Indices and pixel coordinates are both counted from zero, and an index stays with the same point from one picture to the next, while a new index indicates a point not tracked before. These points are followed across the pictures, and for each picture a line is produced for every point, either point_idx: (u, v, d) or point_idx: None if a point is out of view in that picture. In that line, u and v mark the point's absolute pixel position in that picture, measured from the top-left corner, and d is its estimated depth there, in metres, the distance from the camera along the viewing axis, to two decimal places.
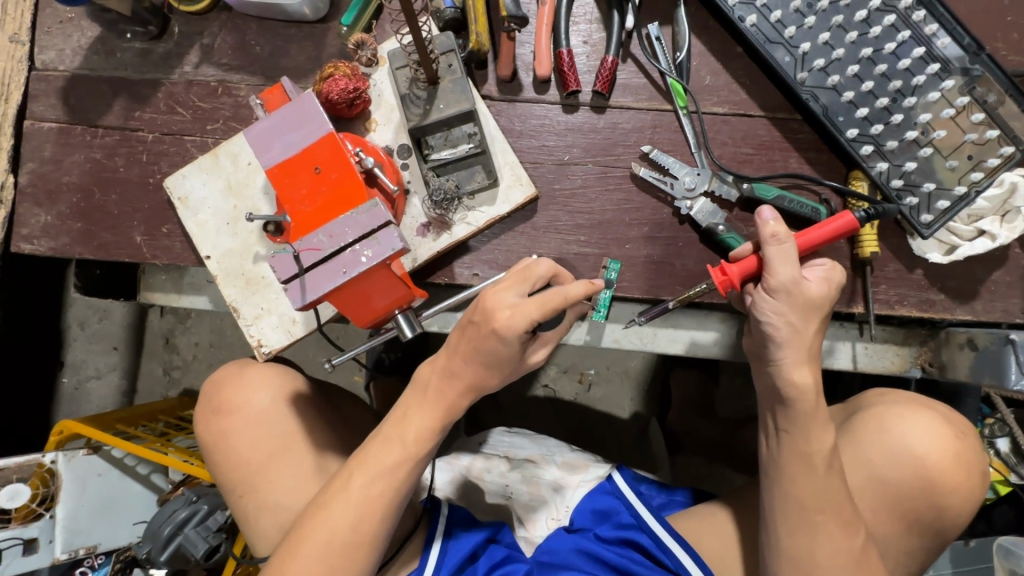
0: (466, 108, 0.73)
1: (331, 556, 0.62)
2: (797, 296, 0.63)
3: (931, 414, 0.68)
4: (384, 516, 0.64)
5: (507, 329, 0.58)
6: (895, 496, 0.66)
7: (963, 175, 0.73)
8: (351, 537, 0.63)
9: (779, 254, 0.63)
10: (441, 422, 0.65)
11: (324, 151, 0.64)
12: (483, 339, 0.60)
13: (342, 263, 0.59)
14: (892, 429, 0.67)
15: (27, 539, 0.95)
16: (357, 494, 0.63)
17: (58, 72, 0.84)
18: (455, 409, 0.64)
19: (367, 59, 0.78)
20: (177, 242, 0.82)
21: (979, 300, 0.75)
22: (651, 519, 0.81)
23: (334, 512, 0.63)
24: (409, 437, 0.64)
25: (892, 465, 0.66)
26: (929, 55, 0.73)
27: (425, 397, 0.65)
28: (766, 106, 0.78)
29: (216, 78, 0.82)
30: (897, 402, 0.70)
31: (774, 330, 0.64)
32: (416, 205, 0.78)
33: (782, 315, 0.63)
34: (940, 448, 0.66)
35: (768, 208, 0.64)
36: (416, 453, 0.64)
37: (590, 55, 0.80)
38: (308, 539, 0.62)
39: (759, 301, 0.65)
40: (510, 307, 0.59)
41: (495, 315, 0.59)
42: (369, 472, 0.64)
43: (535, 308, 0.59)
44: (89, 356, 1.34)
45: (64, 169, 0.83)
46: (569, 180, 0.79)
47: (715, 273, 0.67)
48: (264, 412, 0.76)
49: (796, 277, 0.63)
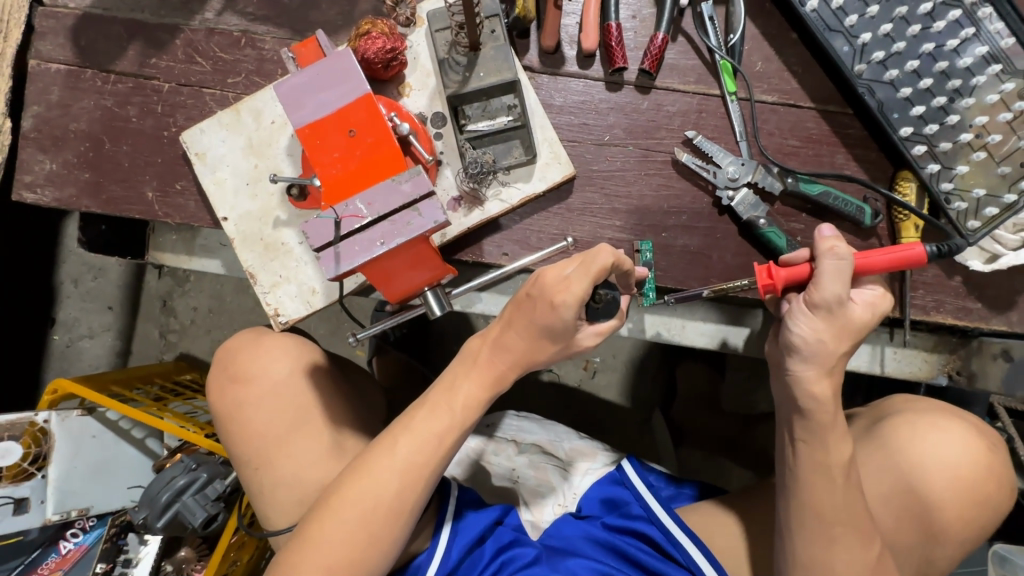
0: (508, 78, 0.69)
1: (373, 519, 0.61)
2: (837, 316, 0.61)
3: (948, 419, 0.67)
4: (427, 484, 0.62)
5: (567, 303, 0.58)
6: (918, 503, 0.64)
7: (1013, 182, 0.71)
8: (395, 503, 0.61)
9: (832, 269, 0.60)
10: (490, 391, 0.64)
11: (361, 113, 0.61)
12: (540, 312, 0.59)
13: (380, 233, 0.56)
14: (912, 435, 0.66)
15: (18, 498, 0.92)
16: (402, 456, 0.62)
17: (68, 10, 0.78)
18: (505, 380, 0.64)
19: (404, 19, 0.73)
20: (192, 201, 0.77)
21: (1016, 310, 0.74)
22: (662, 513, 0.79)
23: (379, 477, 0.61)
24: (458, 404, 0.63)
25: (916, 471, 0.65)
26: (992, 54, 0.70)
27: (475, 365, 0.64)
28: (817, 98, 0.75)
29: (240, 28, 0.77)
30: (913, 409, 0.69)
31: (801, 342, 0.61)
32: (448, 177, 0.74)
33: (817, 331, 0.61)
34: (960, 454, 0.65)
35: (826, 226, 0.62)
36: (464, 420, 0.63)
37: (638, 31, 0.76)
38: (353, 500, 0.61)
39: (795, 311, 0.62)
40: (565, 280, 0.58)
41: (553, 290, 0.58)
42: (416, 436, 0.62)
43: (583, 276, 0.58)
44: (86, 313, 1.30)
45: (72, 115, 0.78)
46: (608, 162, 0.76)
47: (760, 273, 0.65)
48: (280, 384, 0.72)
49: (841, 297, 0.60)
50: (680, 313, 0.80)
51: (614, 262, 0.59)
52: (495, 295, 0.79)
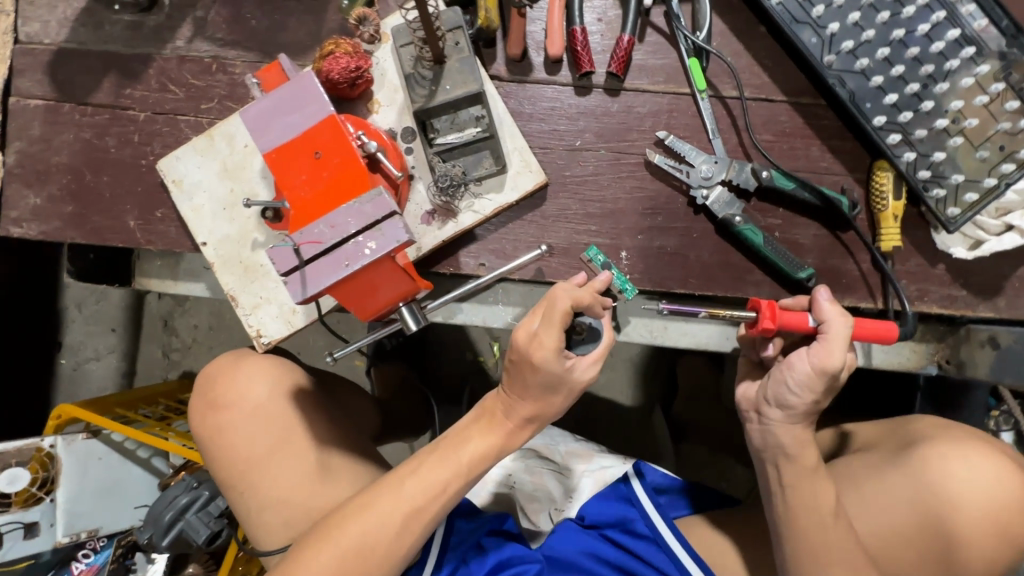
0: (474, 90, 0.69)
1: (365, 555, 0.61)
2: (830, 384, 0.62)
3: (981, 447, 0.64)
4: (427, 528, 0.63)
5: (545, 358, 0.61)
6: (941, 531, 0.61)
7: (993, 166, 0.69)
8: (393, 543, 0.61)
9: (831, 342, 0.61)
10: (496, 448, 0.66)
11: (325, 134, 0.61)
12: (523, 368, 0.63)
13: (344, 255, 0.56)
14: (944, 464, 0.63)
15: (28, 523, 0.96)
16: (407, 497, 0.62)
17: (43, 45, 0.80)
18: (513, 439, 0.66)
19: (369, 36, 0.74)
20: (173, 227, 0.79)
21: (1002, 296, 0.72)
22: (668, 533, 0.79)
23: (380, 514, 0.62)
24: (466, 456, 0.64)
25: (945, 501, 0.62)
26: (964, 37, 0.69)
27: (487, 423, 0.66)
28: (789, 90, 0.74)
29: (210, 54, 0.78)
30: (952, 437, 0.66)
31: (794, 403, 0.63)
32: (420, 192, 0.74)
33: (810, 395, 0.62)
34: (992, 485, 0.62)
35: (824, 290, 0.64)
36: (471, 474, 0.64)
37: (604, 34, 0.75)
38: (348, 533, 0.61)
39: (795, 371, 0.63)
40: (534, 334, 0.61)
41: (531, 349, 0.61)
42: (424, 480, 0.63)
43: (554, 330, 0.61)
44: (89, 337, 1.33)
45: (53, 149, 0.79)
46: (581, 167, 0.76)
47: (765, 312, 0.63)
48: (289, 421, 0.73)
49: (840, 368, 0.61)
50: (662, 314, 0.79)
51: (574, 305, 0.61)
52: (476, 306, 0.79)
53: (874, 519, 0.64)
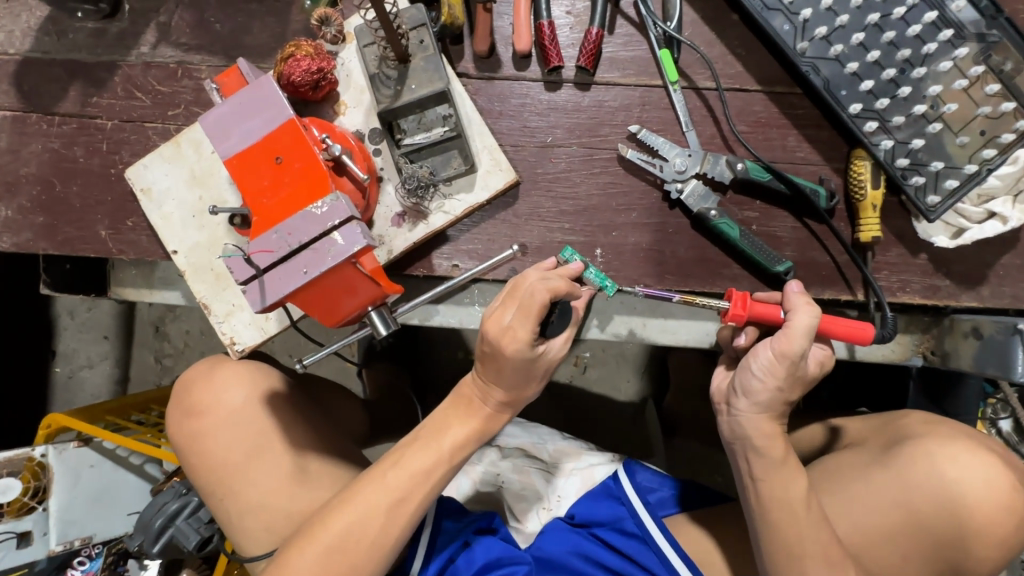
0: (439, 88, 0.68)
1: (350, 550, 0.60)
2: (795, 370, 0.61)
3: (972, 447, 0.63)
4: (411, 517, 0.62)
5: (518, 349, 0.60)
6: (921, 528, 0.61)
7: (974, 152, 0.67)
8: (379, 536, 0.61)
9: (798, 327, 0.60)
10: (477, 433, 0.65)
11: (285, 139, 0.60)
12: (493, 359, 0.62)
13: (304, 261, 0.56)
14: (933, 464, 0.62)
15: (21, 532, 0.96)
16: (387, 488, 0.62)
17: (9, 55, 0.79)
18: (492, 422, 0.66)
19: (332, 36, 0.72)
20: (144, 236, 0.78)
21: (987, 285, 0.71)
22: (659, 535, 0.78)
23: (362, 507, 0.61)
24: (447, 444, 0.64)
25: (927, 499, 0.62)
26: (942, 19, 0.67)
27: (463, 407, 0.66)
28: (763, 80, 0.72)
29: (175, 59, 0.77)
30: (942, 435, 0.65)
31: (755, 387, 0.62)
32: (390, 194, 0.73)
33: (772, 380, 0.61)
34: (979, 486, 0.61)
35: (795, 282, 0.64)
36: (453, 460, 0.64)
37: (573, 27, 0.74)
38: (330, 528, 0.60)
39: (760, 355, 0.62)
40: (507, 328, 0.60)
41: (501, 341, 0.60)
42: (404, 470, 0.62)
43: (525, 321, 0.60)
44: (79, 346, 1.33)
45: (22, 160, 0.79)
46: (553, 163, 0.74)
47: (736, 301, 0.64)
48: (264, 419, 0.73)
49: (803, 353, 0.60)
50: (641, 311, 0.78)
51: (550, 297, 0.60)
52: (453, 307, 0.78)
53: (862, 519, 0.63)
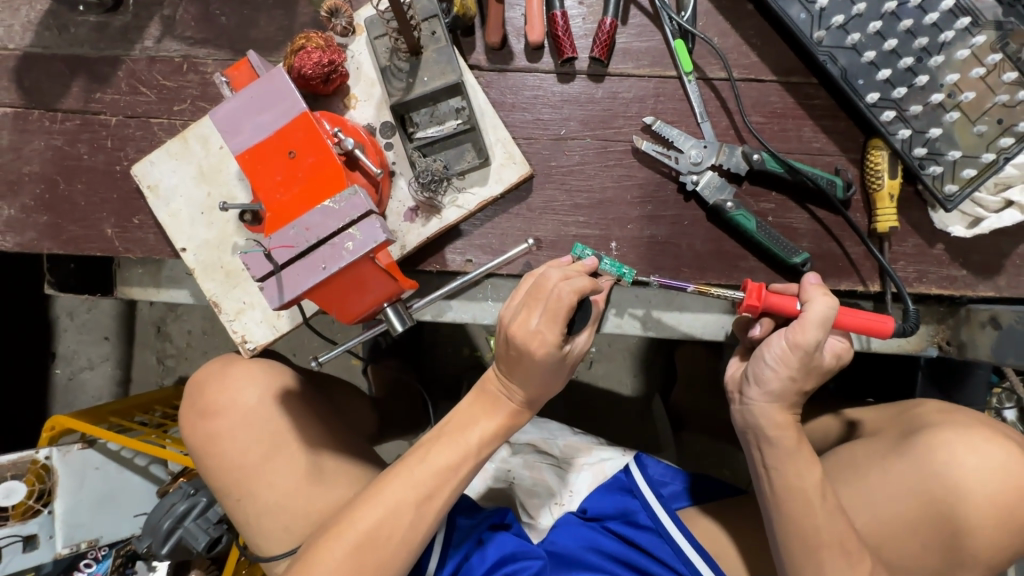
0: (452, 81, 0.67)
1: (376, 546, 0.59)
2: (809, 360, 0.61)
3: (986, 431, 0.63)
4: (439, 514, 0.62)
5: (548, 353, 0.60)
6: (938, 514, 0.61)
7: (991, 141, 0.67)
8: (407, 533, 0.60)
9: (814, 317, 0.60)
10: (501, 431, 0.65)
11: (299, 133, 0.59)
12: (518, 360, 0.62)
13: (322, 256, 0.55)
14: (946, 449, 0.62)
15: (26, 536, 0.94)
16: (412, 483, 0.61)
17: (9, 51, 0.77)
18: (518, 418, 0.65)
19: (342, 28, 0.71)
20: (151, 234, 0.77)
21: (1003, 275, 0.71)
22: (674, 529, 0.77)
23: (388, 503, 0.60)
24: (474, 439, 0.64)
25: (942, 484, 0.61)
26: (959, 7, 0.66)
27: (489, 404, 0.65)
28: (778, 70, 0.72)
29: (180, 53, 0.76)
30: (954, 421, 0.64)
31: (768, 375, 0.62)
32: (402, 188, 0.72)
33: (785, 370, 0.61)
34: (995, 470, 0.60)
35: (813, 275, 0.63)
36: (480, 456, 0.64)
37: (586, 17, 0.73)
38: (355, 524, 0.60)
39: (774, 345, 0.62)
40: (535, 332, 0.60)
41: (529, 344, 0.60)
42: (430, 466, 0.62)
43: (552, 325, 0.60)
44: (80, 347, 1.31)
45: (24, 158, 0.77)
46: (567, 156, 0.74)
47: (752, 291, 0.63)
48: (282, 415, 0.72)
49: (818, 344, 0.60)
50: (655, 304, 0.78)
51: (576, 297, 0.60)
52: (466, 302, 0.77)
53: (877, 507, 0.63)
